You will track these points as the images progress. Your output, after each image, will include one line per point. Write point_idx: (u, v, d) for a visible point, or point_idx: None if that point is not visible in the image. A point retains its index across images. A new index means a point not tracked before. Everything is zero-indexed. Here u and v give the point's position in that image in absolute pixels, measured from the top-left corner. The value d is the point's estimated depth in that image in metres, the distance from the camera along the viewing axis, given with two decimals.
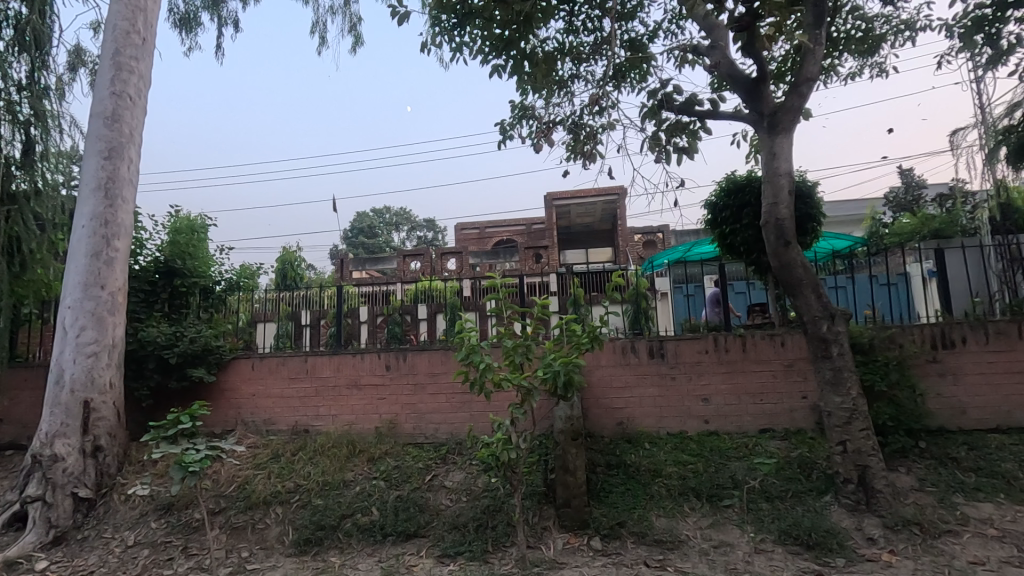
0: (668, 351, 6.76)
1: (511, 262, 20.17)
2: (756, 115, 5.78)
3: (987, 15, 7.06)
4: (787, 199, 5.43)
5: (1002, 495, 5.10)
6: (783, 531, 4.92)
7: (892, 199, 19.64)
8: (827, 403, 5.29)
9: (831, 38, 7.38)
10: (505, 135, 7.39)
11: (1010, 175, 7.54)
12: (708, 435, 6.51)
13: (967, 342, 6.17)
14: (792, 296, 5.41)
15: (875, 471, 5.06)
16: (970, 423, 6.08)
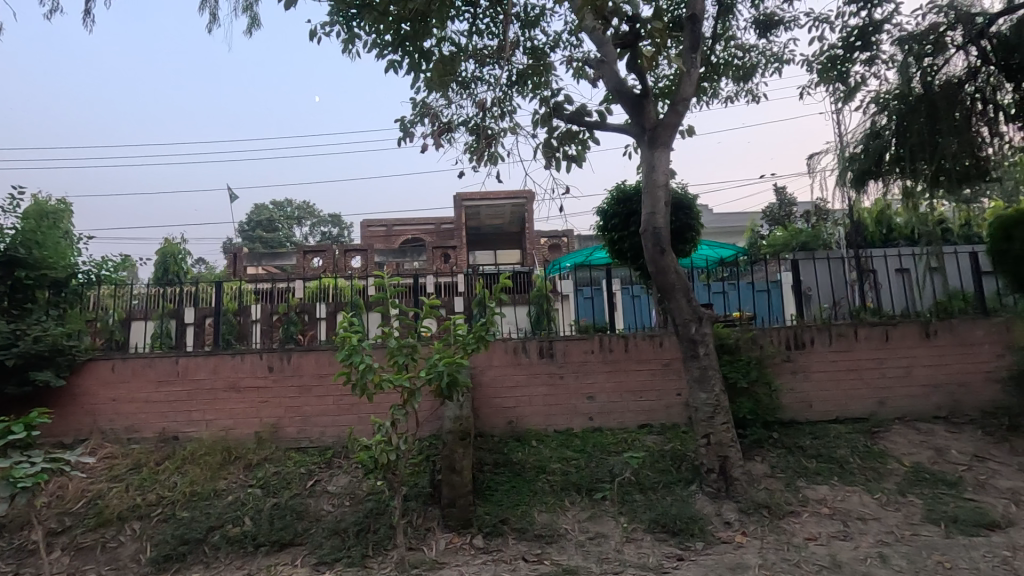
0: (558, 351, 7.00)
1: (418, 262, 19.89)
2: (638, 128, 6.13)
3: (839, 55, 8.04)
4: (663, 209, 5.81)
5: (836, 478, 5.76)
6: (651, 520, 5.25)
7: (769, 214, 21.83)
8: (694, 399, 5.70)
9: (712, 64, 8.03)
10: (405, 131, 7.27)
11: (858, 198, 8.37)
12: (592, 431, 6.81)
13: (815, 343, 6.94)
14: (666, 300, 5.81)
15: (733, 461, 5.53)
16: (815, 415, 6.85)
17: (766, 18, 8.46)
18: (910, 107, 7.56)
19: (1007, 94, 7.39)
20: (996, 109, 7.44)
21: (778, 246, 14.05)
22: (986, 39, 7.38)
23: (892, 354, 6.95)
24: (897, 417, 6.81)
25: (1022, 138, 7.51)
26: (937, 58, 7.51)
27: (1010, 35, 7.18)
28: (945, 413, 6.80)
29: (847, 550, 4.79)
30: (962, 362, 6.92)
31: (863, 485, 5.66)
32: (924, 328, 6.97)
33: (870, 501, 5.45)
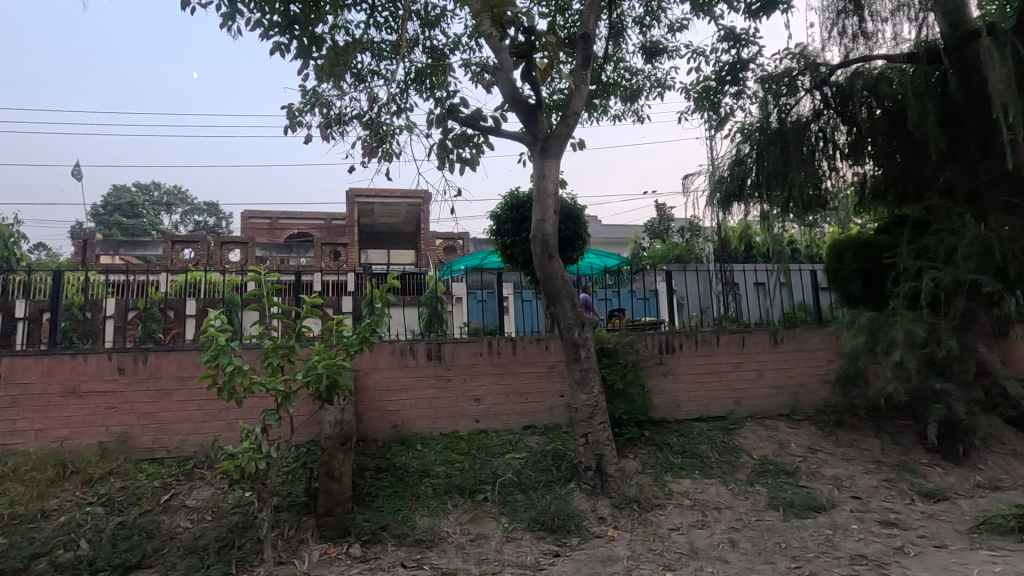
0: (446, 353, 6.97)
1: (304, 259, 18.82)
2: (531, 137, 6.30)
3: (712, 87, 8.87)
4: (552, 217, 6.00)
5: (697, 471, 6.30)
6: (531, 519, 5.38)
7: (650, 227, 23.59)
8: (575, 400, 5.95)
9: (603, 83, 8.50)
10: (292, 119, 6.85)
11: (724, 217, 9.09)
12: (478, 433, 6.86)
13: (683, 348, 7.56)
14: (552, 304, 6.01)
15: (608, 459, 5.83)
16: (682, 414, 7.46)
17: (652, 45, 9.11)
18: (768, 140, 8.56)
19: (843, 135, 8.58)
20: (834, 147, 8.60)
21: (658, 256, 15.54)
22: (828, 86, 8.52)
23: (747, 359, 7.76)
24: (750, 415, 7.61)
25: (853, 174, 8.75)
26: (790, 99, 8.53)
27: (845, 85, 8.36)
28: (788, 410, 7.70)
29: (703, 538, 5.23)
30: (803, 366, 7.89)
31: (719, 477, 6.24)
32: (773, 335, 7.86)
33: (725, 491, 6.03)
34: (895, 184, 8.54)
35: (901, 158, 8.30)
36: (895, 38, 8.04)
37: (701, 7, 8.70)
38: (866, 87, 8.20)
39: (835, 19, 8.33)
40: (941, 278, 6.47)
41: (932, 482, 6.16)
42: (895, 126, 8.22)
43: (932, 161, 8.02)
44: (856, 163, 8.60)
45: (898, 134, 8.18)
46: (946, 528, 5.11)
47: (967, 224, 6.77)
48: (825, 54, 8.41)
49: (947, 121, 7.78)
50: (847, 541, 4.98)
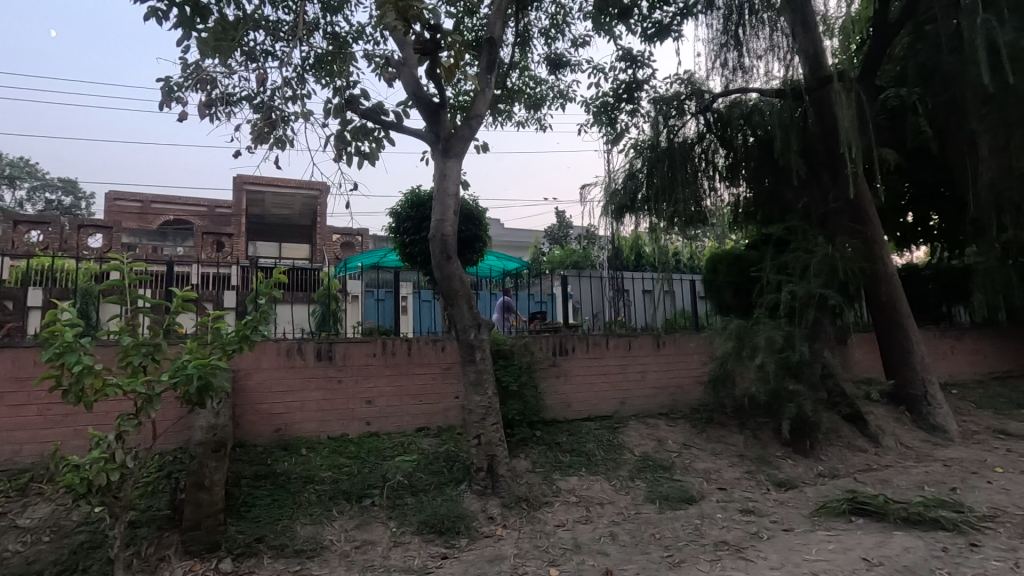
0: (337, 354, 6.67)
1: (181, 247, 17.16)
2: (434, 136, 6.24)
3: (609, 103, 9.35)
4: (452, 218, 5.98)
5: (584, 469, 6.57)
6: (420, 522, 5.30)
7: (550, 233, 24.45)
8: (469, 402, 5.96)
9: (509, 90, 8.66)
10: (169, 94, 6.22)
11: (618, 226, 9.52)
12: (368, 436, 6.64)
13: (575, 350, 7.88)
14: (449, 305, 5.99)
15: (500, 459, 5.89)
16: (572, 414, 7.76)
17: (556, 57, 9.41)
18: (657, 157, 9.20)
19: (722, 158, 9.42)
20: (714, 169, 9.42)
21: (557, 262, 16.16)
22: (711, 112, 9.31)
23: (633, 361, 8.23)
24: (634, 414, 8.08)
25: (729, 195, 9.63)
26: (678, 120, 9.21)
27: (725, 113, 9.20)
28: (667, 409, 8.29)
29: (586, 532, 5.45)
30: (681, 368, 8.52)
31: (603, 474, 6.55)
32: (656, 340, 8.42)
33: (608, 487, 6.33)
34: (762, 205, 9.54)
35: (768, 182, 9.29)
36: (766, 74, 8.97)
37: (602, 25, 9.15)
38: (742, 116, 9.07)
39: (718, 51, 9.12)
40: (796, 292, 7.38)
41: (784, 472, 6.91)
42: (764, 154, 9.21)
43: (793, 187, 9.05)
44: (731, 185, 9.48)
45: (766, 161, 9.16)
46: (793, 513, 5.73)
47: (818, 245, 7.74)
48: (708, 82, 9.18)
49: (806, 152, 8.81)
50: (712, 529, 5.41)
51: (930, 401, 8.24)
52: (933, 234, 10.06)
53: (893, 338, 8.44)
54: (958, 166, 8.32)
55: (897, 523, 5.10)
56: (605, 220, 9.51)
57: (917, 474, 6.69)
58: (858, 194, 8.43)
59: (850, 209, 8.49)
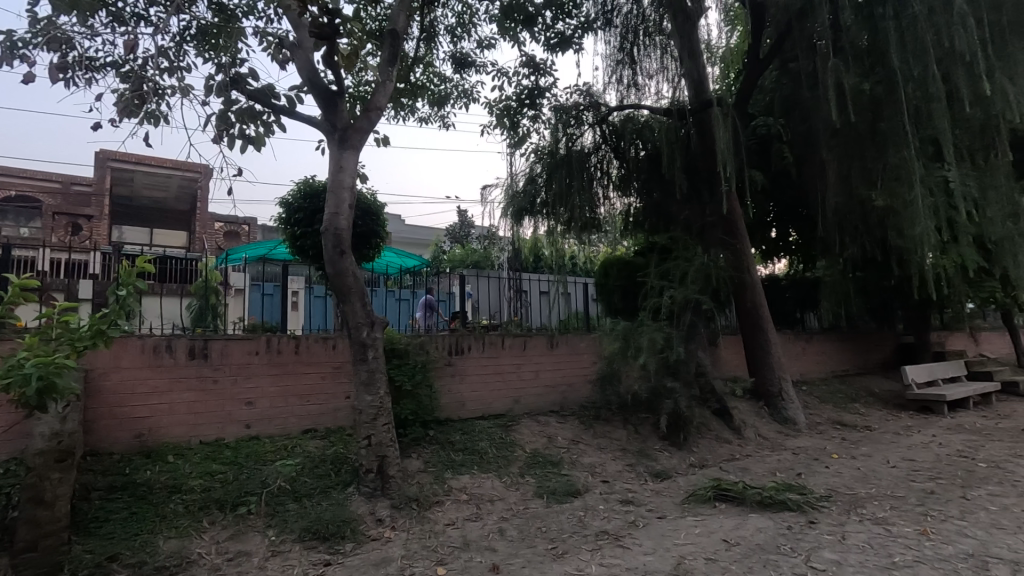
0: (213, 352, 6.17)
1: (26, 228, 14.98)
2: (329, 125, 5.98)
3: (512, 107, 9.52)
4: (347, 211, 5.75)
5: (476, 467, 6.62)
6: (302, 529, 5.04)
7: (451, 232, 24.55)
8: (360, 402, 5.77)
9: (413, 85, 8.54)
10: (12, 50, 5.41)
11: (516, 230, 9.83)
12: (247, 440, 6.20)
13: (471, 350, 7.93)
14: (341, 302, 5.76)
15: (391, 460, 5.76)
16: (466, 413, 7.81)
17: (461, 56, 9.41)
18: (556, 164, 9.55)
19: (615, 168, 9.96)
20: (608, 179, 9.95)
21: (458, 261, 16.17)
22: (607, 124, 9.81)
23: (527, 360, 8.44)
24: (526, 412, 8.30)
25: (620, 204, 10.22)
26: (576, 129, 9.65)
27: (619, 125, 9.73)
28: (558, 407, 8.59)
29: (475, 529, 5.48)
30: (573, 367, 8.88)
31: (495, 471, 6.66)
32: (550, 340, 8.69)
33: (499, 484, 6.43)
34: (650, 216, 10.22)
35: (655, 194, 9.96)
36: (657, 93, 9.61)
37: (507, 30, 9.30)
38: (634, 130, 9.67)
39: (615, 67, 9.65)
40: (675, 296, 8.03)
41: (660, 464, 7.44)
42: (653, 168, 9.86)
43: (677, 200, 9.79)
44: (623, 195, 10.06)
45: (654, 175, 9.83)
46: (667, 501, 6.18)
47: (696, 255, 8.45)
48: (605, 96, 9.69)
49: (689, 169, 9.56)
50: (595, 519, 5.69)
51: (784, 396, 9.28)
52: (791, 249, 11.35)
53: (757, 341, 9.39)
54: (812, 190, 9.43)
55: (753, 506, 5.69)
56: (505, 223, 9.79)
57: (771, 462, 7.50)
58: (730, 210, 9.30)
59: (724, 224, 9.34)
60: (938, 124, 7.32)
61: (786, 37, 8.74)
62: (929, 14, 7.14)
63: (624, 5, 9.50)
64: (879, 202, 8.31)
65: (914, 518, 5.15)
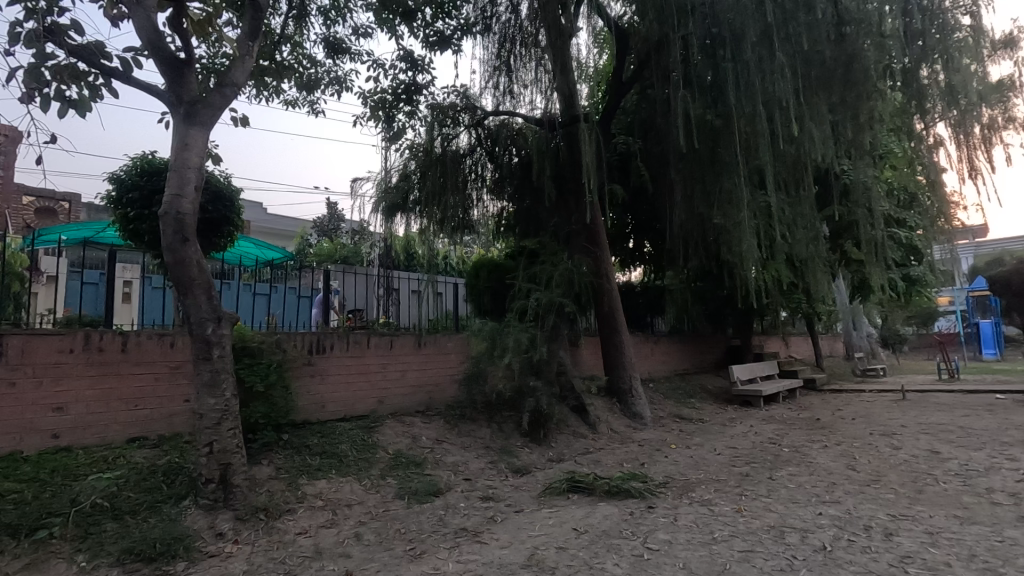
0: (10, 349, 5.21)
1: None
2: (174, 97, 5.36)
3: (387, 100, 9.28)
4: (192, 194, 5.18)
5: (333, 471, 6.34)
6: (122, 551, 4.44)
7: (319, 226, 23.50)
8: (201, 405, 5.22)
9: (281, 64, 7.98)
10: None
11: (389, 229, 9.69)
12: (54, 453, 5.32)
13: (334, 349, 7.58)
14: (182, 294, 5.18)
15: (236, 468, 5.29)
16: (326, 415, 7.43)
17: (334, 40, 8.96)
18: (430, 163, 9.50)
19: (489, 172, 10.17)
20: (483, 182, 10.15)
21: (324, 256, 15.42)
22: (482, 128, 9.98)
23: (393, 360, 8.26)
24: (391, 413, 8.12)
25: (494, 207, 10.46)
26: (451, 130, 9.69)
27: (494, 130, 9.95)
28: (423, 407, 8.53)
29: (329, 536, 5.21)
30: (440, 367, 8.86)
31: (354, 474, 6.42)
32: (417, 340, 8.59)
33: (358, 488, 6.21)
34: (521, 221, 10.57)
35: (527, 201, 10.33)
36: (531, 103, 9.99)
37: (385, 21, 9.07)
38: (508, 136, 9.94)
39: (492, 73, 9.88)
40: (541, 299, 8.42)
41: (521, 459, 7.71)
42: (525, 175, 10.21)
43: (546, 207, 10.22)
44: (496, 199, 10.32)
45: (526, 182, 10.20)
46: (526, 495, 6.43)
47: (561, 260, 8.93)
48: (481, 100, 9.85)
49: (558, 178, 10.05)
50: (455, 518, 5.73)
51: (634, 393, 10.11)
52: (645, 259, 12.42)
53: (612, 342, 10.12)
54: (663, 206, 10.41)
55: (601, 495, 6.13)
56: (378, 220, 9.62)
57: (620, 453, 8.13)
58: (593, 219, 9.93)
59: (587, 232, 9.96)
60: (761, 156, 8.44)
61: (645, 66, 9.58)
62: (759, 62, 8.25)
63: (503, 13, 9.75)
64: (715, 220, 9.37)
65: (732, 498, 5.90)
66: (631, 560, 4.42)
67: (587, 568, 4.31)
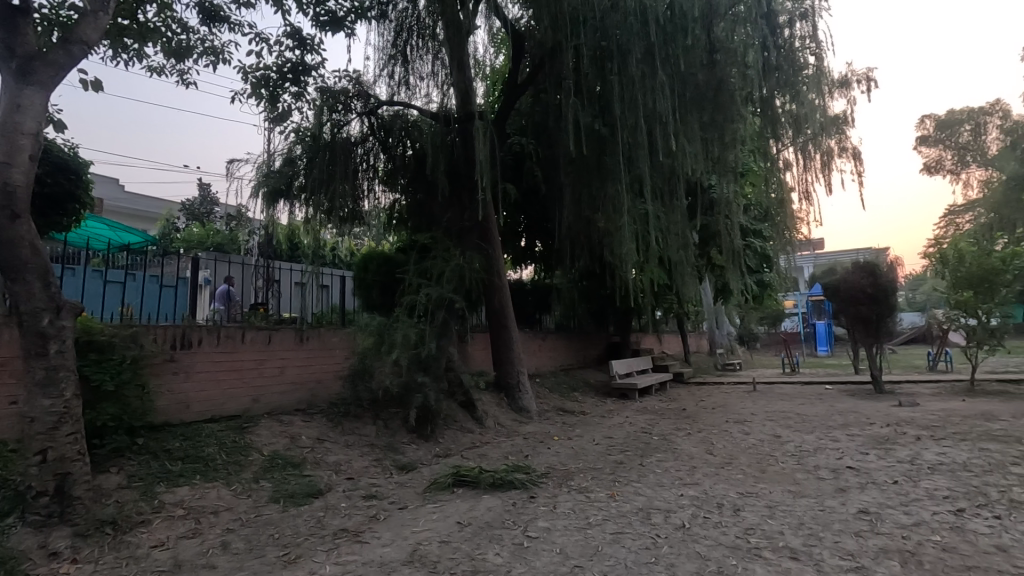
0: None
1: None
2: (4, 50, 4.60)
3: (270, 78, 8.67)
4: (25, 164, 4.48)
5: (197, 477, 5.82)
6: None
7: (187, 208, 21.49)
8: (32, 407, 4.55)
9: (146, 26, 7.16)
10: None
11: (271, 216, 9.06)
12: None
13: (202, 343, 6.94)
14: (9, 279, 4.47)
15: (76, 478, 4.70)
16: (191, 416, 6.79)
17: (211, 6, 8.20)
18: (318, 148, 9.04)
19: (382, 162, 9.92)
20: (374, 172, 9.88)
21: (193, 242, 14.11)
22: (375, 117, 9.71)
23: (271, 356, 7.75)
24: (267, 412, 7.60)
25: (385, 199, 10.22)
26: (342, 116, 9.30)
27: (387, 120, 9.72)
28: (304, 405, 8.10)
29: (190, 547, 4.76)
30: (322, 363, 8.45)
31: (223, 479, 5.94)
32: (299, 334, 8.14)
33: (226, 493, 5.75)
34: (413, 215, 10.43)
35: (420, 195, 10.21)
36: (426, 96, 9.88)
37: None
38: (402, 128, 9.74)
39: (387, 61, 9.66)
40: (430, 294, 8.39)
41: (407, 456, 7.60)
42: (419, 168, 10.08)
43: (439, 202, 10.15)
44: (388, 190, 10.11)
45: (419, 175, 10.03)
46: (411, 492, 6.35)
47: (453, 256, 8.96)
48: (375, 88, 9.58)
49: (452, 174, 10.03)
50: (334, 519, 5.50)
51: (520, 388, 10.39)
52: (536, 257, 12.79)
53: (501, 338, 10.31)
54: (553, 207, 10.81)
55: (486, 488, 6.24)
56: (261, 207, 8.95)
57: (506, 447, 8.32)
58: (485, 217, 10.00)
59: (479, 229, 10.02)
60: (641, 166, 9.07)
61: (540, 70, 9.87)
62: (641, 79, 8.87)
63: (400, 1, 9.56)
64: (600, 223, 9.89)
65: (607, 485, 6.30)
66: (512, 548, 4.56)
67: (469, 560, 4.37)
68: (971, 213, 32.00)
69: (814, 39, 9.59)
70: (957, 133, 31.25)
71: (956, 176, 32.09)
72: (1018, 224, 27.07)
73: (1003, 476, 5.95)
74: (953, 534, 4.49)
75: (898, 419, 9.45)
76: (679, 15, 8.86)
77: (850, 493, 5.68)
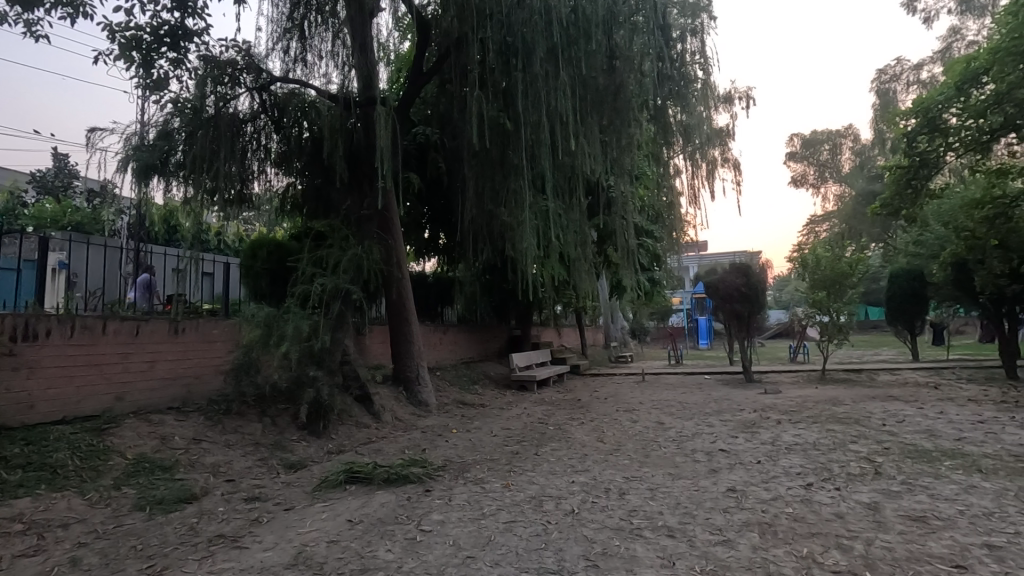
0: None
1: None
2: None
3: (144, 40, 7.78)
4: None
5: (42, 487, 5.15)
6: None
7: (38, 180, 18.83)
8: None
9: None
10: None
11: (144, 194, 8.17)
12: None
13: (51, 335, 6.10)
14: None
15: None
16: (36, 418, 5.95)
17: None
18: (199, 123, 8.26)
19: (274, 143, 9.29)
20: (265, 152, 9.23)
21: (47, 218, 12.40)
22: (268, 94, 9.06)
23: (138, 349, 6.98)
24: (132, 412, 6.83)
25: (278, 182, 9.60)
26: (229, 90, 8.58)
27: (281, 98, 9.11)
28: (178, 403, 7.40)
29: (30, 566, 4.17)
30: (200, 357, 7.75)
31: (74, 488, 5.29)
32: (173, 325, 7.41)
33: (79, 504, 5.12)
34: (308, 200, 9.89)
35: (316, 180, 9.70)
36: (325, 76, 9.39)
37: None
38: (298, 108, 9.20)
39: (280, 35, 9.13)
40: (326, 284, 8.01)
41: (296, 454, 7.19)
42: (315, 152, 9.57)
43: (337, 188, 9.70)
44: (281, 173, 9.51)
45: (316, 159, 9.52)
46: (298, 492, 6.03)
47: (351, 245, 8.62)
48: (268, 62, 8.96)
49: (351, 159, 9.62)
50: (209, 525, 5.08)
51: (419, 381, 10.22)
52: (438, 249, 12.65)
53: (401, 331, 10.08)
54: (456, 199, 10.73)
55: (379, 483, 6.09)
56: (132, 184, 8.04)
57: (402, 441, 8.17)
58: (386, 205, 9.70)
59: (379, 218, 9.69)
60: (543, 162, 9.26)
61: (445, 59, 9.74)
62: (545, 78, 9.05)
63: None
64: (502, 217, 9.96)
65: (502, 475, 6.41)
66: (404, 543, 4.50)
67: (358, 559, 4.23)
68: (827, 223, 36.36)
69: (702, 56, 10.32)
70: (819, 152, 35.37)
71: (817, 189, 36.27)
72: (862, 234, 31.26)
73: (844, 453, 6.83)
74: (802, 505, 5.08)
75: (763, 405, 10.52)
76: (582, 20, 9.14)
77: (720, 473, 6.23)
